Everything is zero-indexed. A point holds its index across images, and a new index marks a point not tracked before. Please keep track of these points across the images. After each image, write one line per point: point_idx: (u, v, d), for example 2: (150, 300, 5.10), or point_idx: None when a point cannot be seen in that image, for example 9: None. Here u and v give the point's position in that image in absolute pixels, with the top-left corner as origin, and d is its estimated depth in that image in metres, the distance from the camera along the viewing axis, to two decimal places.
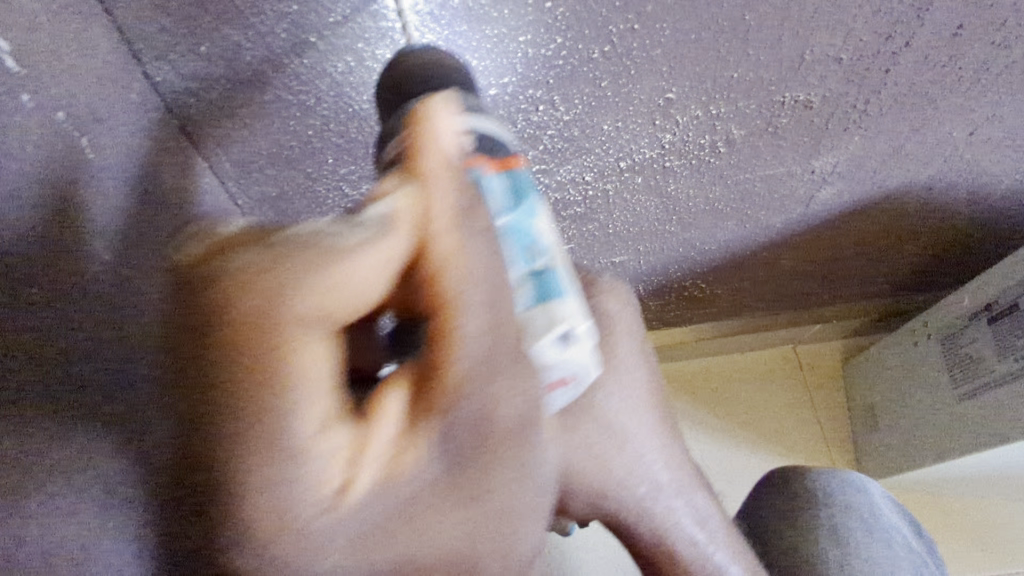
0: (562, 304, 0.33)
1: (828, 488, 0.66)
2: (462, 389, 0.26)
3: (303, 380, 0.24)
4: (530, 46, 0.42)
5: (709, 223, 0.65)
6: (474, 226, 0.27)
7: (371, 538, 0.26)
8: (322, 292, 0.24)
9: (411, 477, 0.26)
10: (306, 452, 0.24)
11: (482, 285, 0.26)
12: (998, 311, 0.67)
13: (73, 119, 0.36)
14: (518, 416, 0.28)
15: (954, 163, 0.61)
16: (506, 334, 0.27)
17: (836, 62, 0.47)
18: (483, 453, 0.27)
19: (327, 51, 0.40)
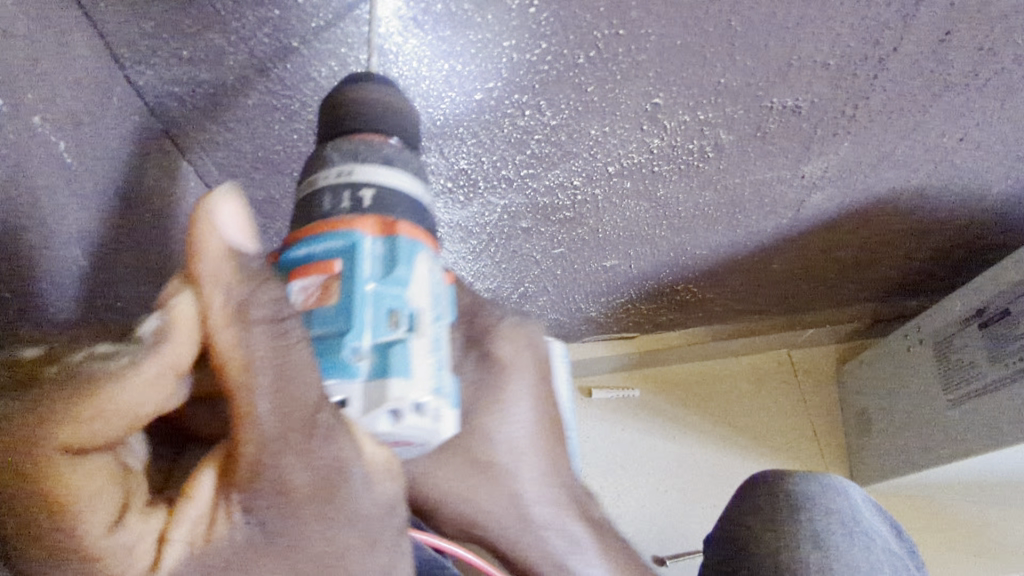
0: (397, 379, 0.31)
1: (809, 493, 0.68)
2: (252, 463, 0.28)
3: (84, 493, 0.27)
4: (515, 51, 0.41)
5: (699, 228, 0.65)
6: (253, 310, 0.28)
7: None
8: (93, 415, 0.26)
9: (224, 545, 0.29)
10: (104, 550, 0.27)
11: (268, 371, 0.28)
12: (989, 316, 0.67)
13: (51, 123, 0.36)
14: (319, 477, 0.30)
15: (944, 168, 0.61)
16: (290, 409, 0.28)
17: (823, 68, 0.46)
18: (293, 515, 0.29)
19: (311, 55, 0.40)
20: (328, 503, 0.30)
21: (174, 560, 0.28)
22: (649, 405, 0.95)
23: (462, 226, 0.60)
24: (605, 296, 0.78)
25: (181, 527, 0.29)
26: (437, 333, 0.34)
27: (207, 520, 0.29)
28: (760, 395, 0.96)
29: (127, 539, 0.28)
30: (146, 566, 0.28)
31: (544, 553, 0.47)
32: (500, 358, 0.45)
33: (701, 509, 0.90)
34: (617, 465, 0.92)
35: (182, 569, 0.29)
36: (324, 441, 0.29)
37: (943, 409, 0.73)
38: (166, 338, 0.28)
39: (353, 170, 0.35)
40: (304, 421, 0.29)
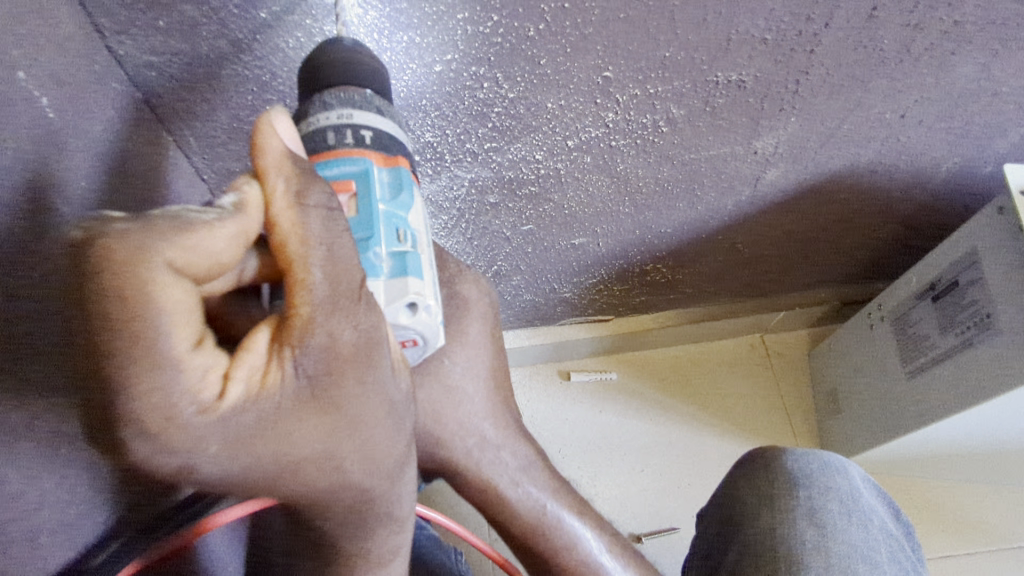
0: (414, 280, 0.37)
1: (807, 469, 0.67)
2: (315, 321, 0.29)
3: (175, 320, 0.25)
4: (468, 24, 0.44)
5: (661, 204, 0.68)
6: (313, 194, 0.30)
7: (242, 453, 0.28)
8: (187, 248, 0.26)
9: (279, 396, 0.29)
10: (186, 376, 0.26)
11: (325, 243, 0.30)
12: (941, 289, 0.70)
13: (53, 99, 0.38)
14: (363, 341, 0.31)
15: (891, 145, 0.64)
16: (341, 279, 0.30)
17: (761, 42, 0.50)
18: (345, 372, 0.30)
19: (278, 28, 0.43)
20: (367, 369, 0.31)
21: (236, 398, 0.27)
22: (626, 388, 0.98)
23: (432, 200, 0.63)
24: (576, 276, 0.80)
25: (243, 369, 0.28)
26: (429, 252, 0.40)
27: (262, 371, 0.29)
28: (734, 377, 0.99)
29: (205, 363, 0.26)
30: (211, 401, 0.27)
31: (489, 486, 0.53)
32: (462, 300, 0.52)
33: (679, 487, 0.92)
34: (596, 446, 0.94)
35: (238, 413, 0.27)
36: (368, 310, 0.31)
37: (903, 382, 0.76)
38: (243, 211, 0.29)
39: (352, 115, 0.37)
40: (352, 289, 0.30)
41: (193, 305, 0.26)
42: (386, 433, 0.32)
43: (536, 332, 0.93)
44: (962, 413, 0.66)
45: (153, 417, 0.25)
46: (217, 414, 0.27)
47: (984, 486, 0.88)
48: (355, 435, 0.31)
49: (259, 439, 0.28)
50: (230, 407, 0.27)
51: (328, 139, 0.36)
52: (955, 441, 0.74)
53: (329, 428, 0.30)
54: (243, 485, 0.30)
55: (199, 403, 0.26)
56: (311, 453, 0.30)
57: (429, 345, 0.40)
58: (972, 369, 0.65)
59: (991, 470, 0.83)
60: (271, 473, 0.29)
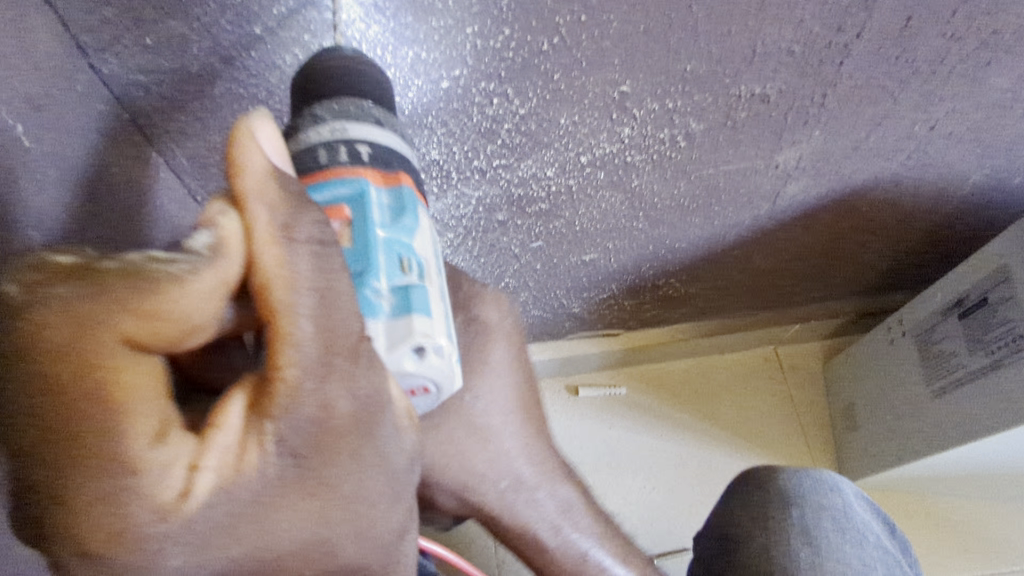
0: (421, 319, 0.33)
1: (799, 487, 0.64)
2: (299, 388, 0.26)
3: (128, 403, 0.23)
4: (478, 38, 0.42)
5: (676, 220, 0.66)
6: (300, 229, 0.27)
7: (213, 552, 0.25)
8: (149, 314, 0.24)
9: (255, 483, 0.26)
10: (142, 469, 0.24)
11: (314, 290, 0.27)
12: (969, 305, 0.67)
13: (28, 124, 0.35)
14: (355, 408, 0.28)
15: (918, 157, 0.61)
16: (331, 334, 0.27)
17: (788, 55, 0.47)
18: (333, 449, 0.27)
19: (274, 44, 0.40)
20: (359, 440, 0.28)
21: (205, 490, 0.25)
22: (636, 404, 0.95)
23: (437, 219, 0.60)
24: (586, 291, 0.78)
25: (214, 456, 0.25)
26: (441, 283, 0.36)
27: (237, 453, 0.26)
28: (747, 391, 0.96)
29: (167, 454, 0.24)
30: (176, 497, 0.24)
31: (499, 524, 0.50)
32: (480, 325, 0.48)
33: (691, 506, 0.89)
34: (605, 463, 0.91)
35: (209, 509, 0.25)
36: (363, 369, 0.28)
37: (926, 402, 0.73)
38: (221, 253, 0.26)
39: (347, 128, 0.34)
40: (343, 346, 0.27)
41: (154, 383, 0.24)
42: (381, 513, 0.29)
43: (544, 347, 0.90)
44: (992, 438, 0.64)
45: (108, 523, 0.24)
46: (182, 511, 0.24)
47: (1008, 505, 0.85)
48: (348, 518, 0.28)
49: (232, 534, 0.26)
50: (197, 504, 0.25)
51: (318, 156, 0.34)
52: (982, 462, 0.72)
53: (318, 513, 0.27)
54: None
55: (160, 502, 0.24)
56: (297, 544, 0.27)
57: (446, 393, 0.35)
58: (1001, 391, 0.62)
59: (1015, 490, 0.80)
60: (249, 570, 0.27)
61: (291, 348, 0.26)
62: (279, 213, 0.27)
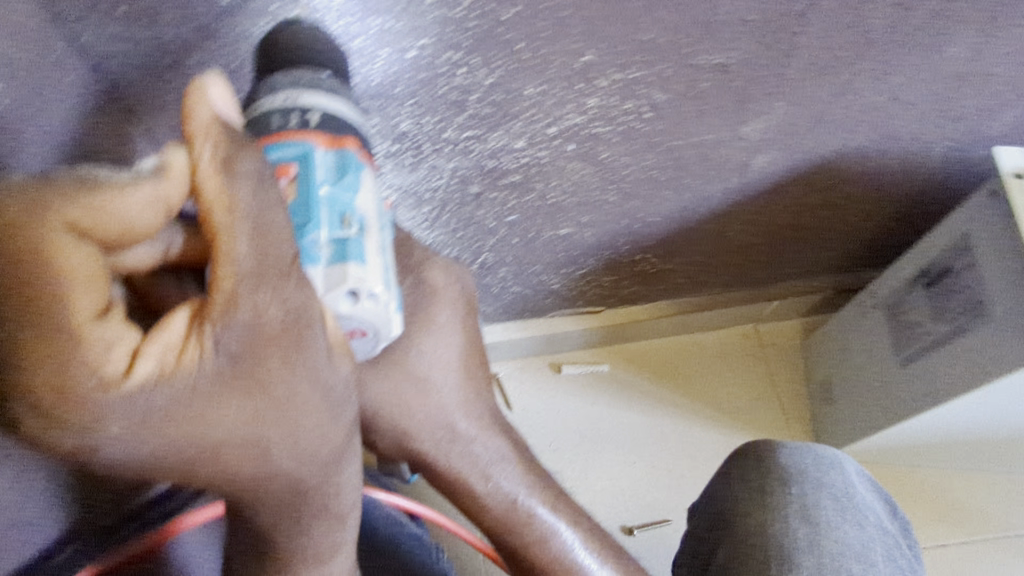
0: (355, 265, 0.34)
1: (800, 465, 0.62)
2: (234, 294, 0.28)
3: (73, 285, 0.25)
4: (441, 8, 0.43)
5: (648, 193, 0.67)
6: (242, 160, 0.29)
7: (154, 434, 0.27)
8: (88, 210, 0.25)
9: (195, 376, 0.28)
10: (85, 346, 0.25)
11: (251, 214, 0.28)
12: (933, 276, 0.69)
13: (6, 90, 0.37)
14: (291, 318, 0.29)
15: (882, 129, 0.62)
16: (268, 251, 0.29)
17: (745, 24, 0.48)
18: (271, 351, 0.29)
19: (246, 12, 0.42)
20: (294, 350, 0.30)
21: (147, 375, 0.27)
22: (618, 381, 0.97)
23: (412, 191, 0.62)
24: (564, 267, 0.79)
25: (156, 346, 0.27)
26: (385, 240, 0.37)
27: (178, 349, 0.28)
28: (727, 369, 0.98)
29: (113, 334, 0.26)
30: (116, 377, 0.26)
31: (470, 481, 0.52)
32: (432, 286, 0.50)
33: (670, 479, 0.91)
34: (587, 438, 0.93)
35: (148, 392, 0.27)
36: (298, 287, 0.30)
37: (896, 371, 0.74)
38: (165, 175, 0.28)
39: (300, 97, 0.36)
40: (280, 262, 0.29)
41: (98, 272, 0.26)
42: (318, 417, 0.31)
43: (526, 325, 0.91)
44: (955, 401, 0.65)
45: (54, 390, 0.25)
46: (121, 391, 0.26)
47: (978, 475, 0.87)
48: (283, 422, 0.30)
49: (171, 419, 0.27)
50: (137, 384, 0.26)
51: (271, 122, 0.36)
52: (949, 429, 0.73)
53: (253, 411, 0.29)
54: (155, 471, 0.28)
55: (102, 378, 0.26)
56: (231, 438, 0.29)
57: (383, 339, 0.37)
58: (965, 357, 0.63)
59: (984, 458, 0.82)
60: (190, 456, 0.28)
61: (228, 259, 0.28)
62: (223, 147, 0.29)
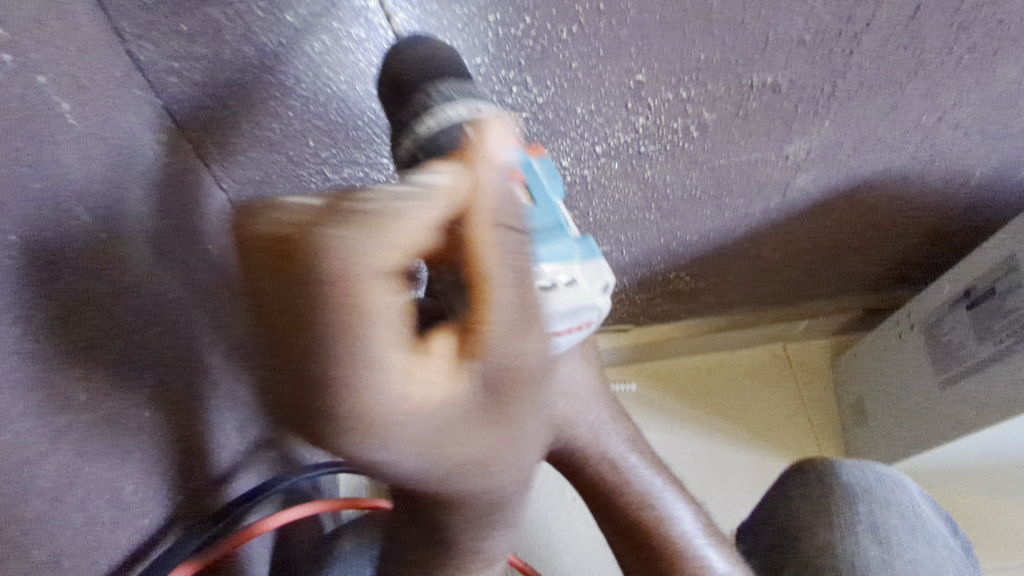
0: (589, 257, 0.38)
1: (865, 482, 0.62)
2: (499, 345, 0.22)
3: (367, 312, 0.20)
4: (500, 26, 0.42)
5: (688, 212, 0.67)
6: (509, 217, 0.23)
7: (436, 462, 0.23)
8: (364, 227, 0.20)
9: (460, 407, 0.22)
10: (373, 386, 0.20)
11: (508, 276, 0.23)
12: (976, 296, 0.68)
13: (75, 106, 0.37)
14: (538, 367, 0.24)
15: (926, 149, 0.62)
16: (528, 304, 0.23)
17: (799, 44, 0.48)
18: (520, 393, 0.24)
19: (305, 31, 0.41)
20: (540, 384, 0.24)
21: (440, 399, 0.22)
22: (647, 400, 0.95)
23: None
24: None
25: (444, 365, 0.22)
26: None
27: (445, 381, 0.22)
28: (756, 389, 0.97)
29: (405, 373, 0.21)
30: (413, 410, 0.21)
31: None
32: None
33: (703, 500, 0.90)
34: None
35: (420, 436, 0.22)
36: (534, 338, 0.24)
37: (936, 392, 0.73)
38: (437, 198, 0.22)
39: (477, 104, 0.36)
40: (532, 315, 0.23)
41: (400, 301, 0.21)
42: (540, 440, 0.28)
43: None
44: (1002, 424, 0.64)
45: (350, 424, 0.21)
46: (402, 430, 0.21)
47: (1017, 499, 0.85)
48: (518, 452, 0.25)
49: (445, 457, 0.23)
50: (428, 410, 0.21)
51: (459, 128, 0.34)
52: (992, 452, 0.72)
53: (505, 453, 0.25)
54: (423, 484, 0.25)
55: (402, 407, 0.21)
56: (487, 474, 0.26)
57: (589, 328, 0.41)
58: (1011, 379, 0.62)
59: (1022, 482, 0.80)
60: (438, 481, 0.25)
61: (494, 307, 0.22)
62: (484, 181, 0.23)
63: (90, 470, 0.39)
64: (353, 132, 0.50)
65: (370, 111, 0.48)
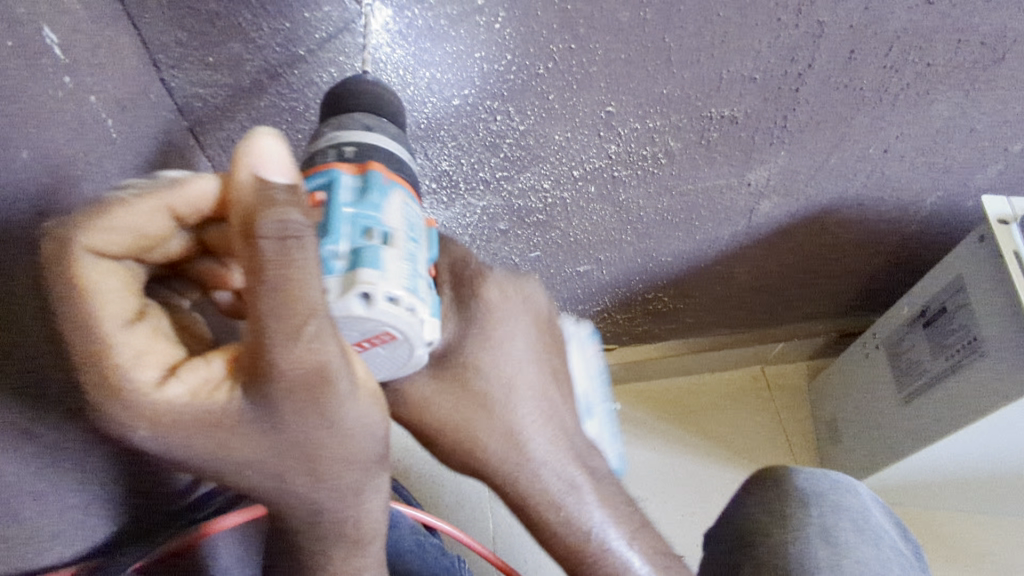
0: (368, 270, 0.34)
1: (818, 488, 0.65)
2: (263, 353, 0.29)
3: (109, 298, 0.30)
4: (485, 62, 0.49)
5: (662, 234, 0.73)
6: (269, 219, 0.27)
7: (191, 442, 0.32)
8: (135, 237, 0.32)
9: (221, 405, 0.31)
10: (141, 354, 0.31)
11: (264, 279, 0.27)
12: (930, 315, 0.73)
13: (115, 123, 0.43)
14: (310, 380, 0.30)
15: (877, 178, 0.68)
16: (283, 309, 0.28)
17: (751, 81, 0.54)
18: (280, 403, 0.31)
19: (314, 63, 0.47)
20: (319, 404, 0.31)
21: (178, 394, 0.31)
22: (631, 418, 0.99)
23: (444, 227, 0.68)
24: (582, 303, 0.84)
25: (189, 375, 0.31)
26: (415, 251, 0.37)
27: (211, 384, 0.31)
28: (736, 408, 1.01)
29: (138, 359, 0.31)
30: (164, 392, 0.31)
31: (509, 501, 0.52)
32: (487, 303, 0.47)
33: (682, 514, 0.93)
34: None
35: (174, 406, 0.31)
36: (316, 341, 0.29)
37: (899, 406, 0.78)
38: (177, 187, 0.32)
39: (336, 136, 0.40)
40: (293, 322, 0.28)
41: (124, 290, 0.31)
42: (327, 451, 0.33)
43: None
44: (957, 432, 0.68)
45: (101, 389, 0.30)
46: (153, 396, 0.31)
47: (982, 516, 0.89)
48: (305, 460, 0.33)
49: (197, 436, 0.31)
50: (165, 395, 0.31)
51: (313, 159, 0.39)
52: (952, 464, 0.76)
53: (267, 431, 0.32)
54: (202, 461, 0.33)
55: (137, 383, 0.30)
56: (240, 445, 0.32)
57: (410, 339, 0.36)
58: (964, 390, 0.67)
59: (989, 500, 0.84)
60: (213, 460, 0.32)
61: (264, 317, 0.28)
62: (258, 205, 0.28)
63: (93, 450, 0.44)
64: None
65: None
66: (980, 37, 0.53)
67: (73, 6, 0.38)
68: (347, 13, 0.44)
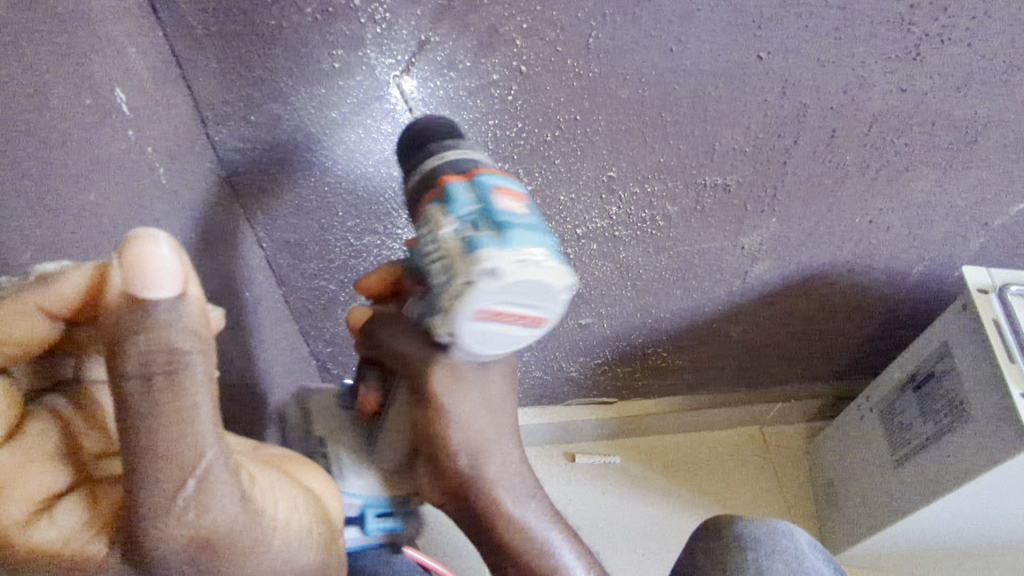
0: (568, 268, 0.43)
1: (754, 532, 0.61)
2: (143, 509, 0.30)
3: None
4: (497, 129, 0.54)
5: (660, 291, 0.76)
6: (137, 363, 0.28)
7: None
8: (1, 341, 0.32)
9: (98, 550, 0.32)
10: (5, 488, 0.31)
11: (146, 442, 0.29)
12: (920, 379, 0.75)
13: (167, 172, 0.48)
14: (198, 537, 0.32)
15: (865, 246, 0.72)
16: (167, 466, 0.29)
17: (741, 153, 0.59)
18: (165, 559, 0.32)
19: (344, 125, 0.53)
20: (209, 555, 0.33)
21: (46, 540, 0.31)
22: (630, 473, 1.00)
23: None
24: (582, 355, 0.87)
25: (65, 518, 0.32)
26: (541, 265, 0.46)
27: (87, 535, 0.32)
28: (733, 469, 1.02)
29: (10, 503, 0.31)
30: (37, 539, 0.31)
31: None
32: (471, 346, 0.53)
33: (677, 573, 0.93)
34: (599, 527, 0.95)
35: (43, 546, 0.31)
36: (191, 511, 0.31)
37: (892, 471, 0.79)
38: (47, 287, 0.32)
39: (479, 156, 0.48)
40: (174, 488, 0.30)
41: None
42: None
43: (545, 411, 0.96)
44: (948, 496, 0.69)
45: None
46: (23, 536, 0.31)
47: None
48: None
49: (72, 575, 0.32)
50: (32, 536, 0.31)
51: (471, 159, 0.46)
52: (944, 530, 0.77)
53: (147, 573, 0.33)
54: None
55: (8, 524, 0.30)
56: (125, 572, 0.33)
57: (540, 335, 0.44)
58: (953, 454, 0.68)
59: (985, 568, 0.84)
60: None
61: (132, 461, 0.29)
62: (125, 331, 0.28)
63: None
64: (375, 208, 0.61)
65: (391, 189, 0.59)
66: (952, 122, 0.57)
67: (142, 72, 0.44)
68: (376, 83, 0.50)
